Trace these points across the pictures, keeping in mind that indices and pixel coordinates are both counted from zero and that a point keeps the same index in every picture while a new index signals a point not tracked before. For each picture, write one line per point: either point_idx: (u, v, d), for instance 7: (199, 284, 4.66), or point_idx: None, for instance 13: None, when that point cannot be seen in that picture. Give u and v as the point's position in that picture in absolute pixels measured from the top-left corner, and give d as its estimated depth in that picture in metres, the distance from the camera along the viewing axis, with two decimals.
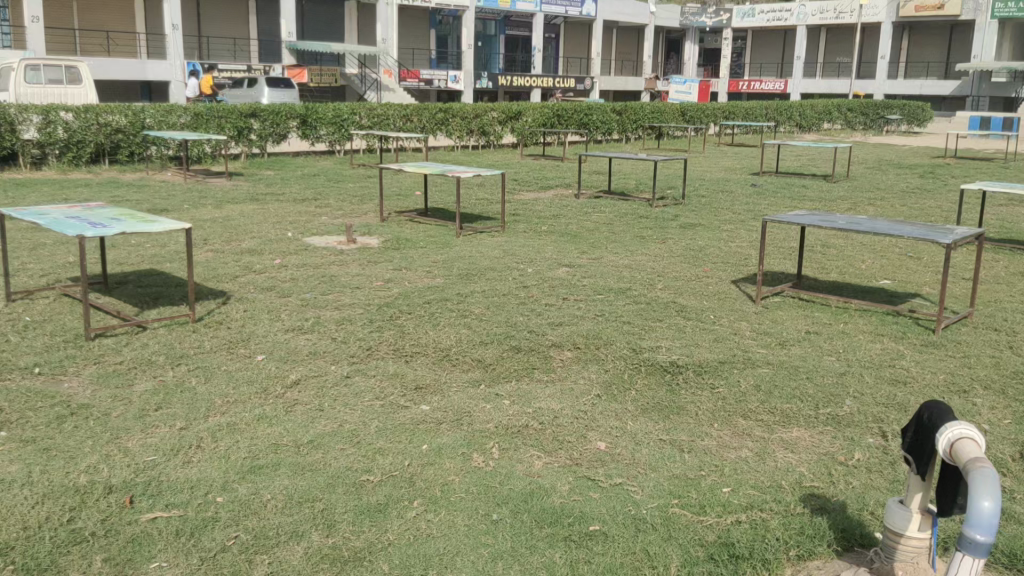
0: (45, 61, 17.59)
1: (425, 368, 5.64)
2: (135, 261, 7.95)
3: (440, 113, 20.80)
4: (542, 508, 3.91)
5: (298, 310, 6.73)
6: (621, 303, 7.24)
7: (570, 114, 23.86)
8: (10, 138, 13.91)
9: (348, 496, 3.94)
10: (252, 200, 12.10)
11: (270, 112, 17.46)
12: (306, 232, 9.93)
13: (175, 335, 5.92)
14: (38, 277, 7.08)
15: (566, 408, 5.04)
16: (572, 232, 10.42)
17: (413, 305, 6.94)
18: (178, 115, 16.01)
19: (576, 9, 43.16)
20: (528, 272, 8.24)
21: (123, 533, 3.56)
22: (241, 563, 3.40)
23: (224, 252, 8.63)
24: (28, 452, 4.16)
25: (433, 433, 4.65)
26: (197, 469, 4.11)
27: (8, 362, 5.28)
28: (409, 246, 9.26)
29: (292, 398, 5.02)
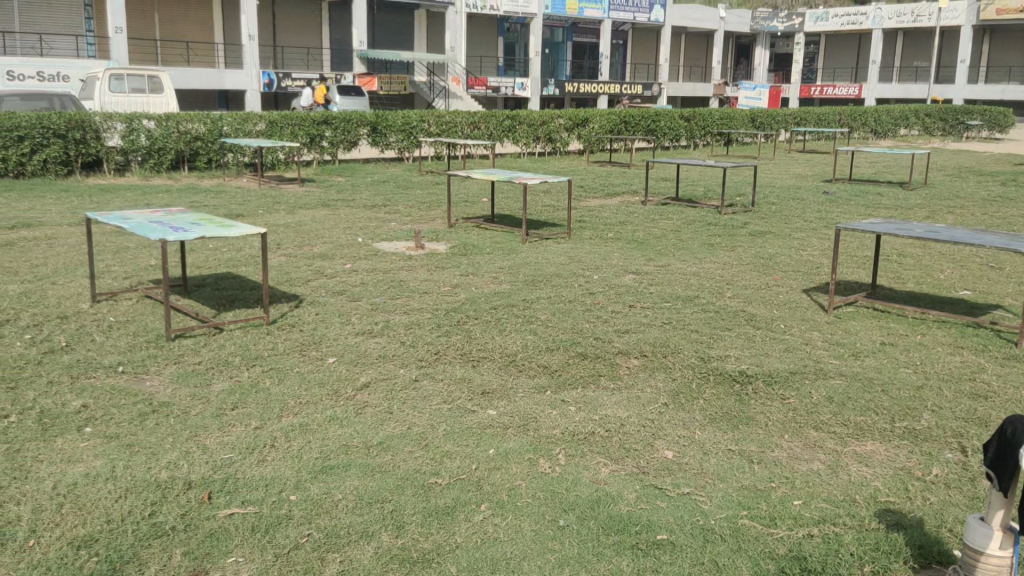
0: (129, 71, 18.23)
1: (491, 372, 5.69)
2: (212, 264, 8.20)
3: (507, 120, 20.94)
4: (608, 515, 3.90)
5: (368, 313, 6.85)
6: (689, 311, 7.18)
7: (638, 120, 23.74)
8: (95, 145, 14.44)
9: (417, 497, 3.99)
10: (324, 205, 12.37)
11: (341, 120, 17.84)
12: (376, 237, 10.11)
13: (251, 337, 6.09)
14: (122, 279, 7.36)
15: (633, 416, 5.02)
16: (639, 239, 10.38)
17: (481, 310, 7.01)
18: (253, 123, 16.45)
19: (645, 16, 42.96)
20: (594, 278, 8.24)
21: (201, 527, 3.67)
22: (313, 561, 3.48)
23: (297, 257, 8.84)
24: (113, 448, 4.33)
25: (499, 437, 4.69)
26: (271, 468, 4.21)
27: (93, 361, 5.49)
28: (476, 251, 9.34)
29: (362, 400, 5.12)
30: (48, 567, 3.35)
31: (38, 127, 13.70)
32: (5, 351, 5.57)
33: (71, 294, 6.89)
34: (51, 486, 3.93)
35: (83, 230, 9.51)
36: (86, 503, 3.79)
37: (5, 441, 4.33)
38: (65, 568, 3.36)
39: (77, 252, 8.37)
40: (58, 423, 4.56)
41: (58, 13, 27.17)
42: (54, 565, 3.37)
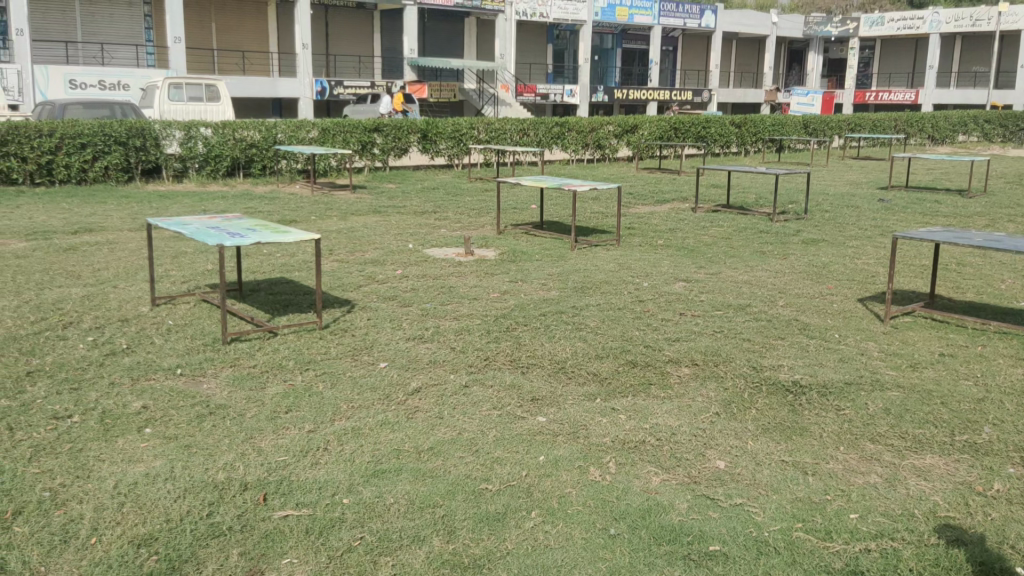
0: (187, 80, 18.67)
1: (541, 379, 5.68)
2: (267, 269, 8.36)
3: (557, 127, 21.00)
4: (660, 525, 3.88)
5: (419, 318, 6.91)
6: (741, 320, 7.10)
7: (688, 127, 23.61)
8: (155, 152, 14.79)
9: (467, 503, 4.01)
10: (375, 212, 12.49)
11: (393, 127, 18.02)
12: (426, 243, 10.18)
13: (304, 341, 6.17)
14: (180, 284, 7.52)
15: (684, 425, 4.97)
16: (690, 246, 10.30)
17: (530, 317, 7.01)
18: (306, 130, 16.73)
19: (696, 22, 42.65)
20: (644, 286, 8.19)
21: (256, 529, 3.74)
22: (366, 564, 3.53)
23: (349, 262, 8.95)
24: (172, 448, 4.43)
25: (550, 445, 4.68)
26: (325, 470, 4.27)
27: (153, 363, 5.63)
28: (526, 258, 9.34)
29: (413, 405, 5.15)
30: (109, 564, 3.44)
31: (100, 135, 14.08)
32: (70, 352, 5.73)
33: (132, 298, 7.07)
34: (113, 484, 4.02)
35: (142, 235, 9.75)
36: (146, 503, 3.88)
37: (69, 440, 4.46)
38: (125, 566, 3.44)
39: (137, 257, 8.58)
40: (119, 424, 4.68)
41: (120, 24, 27.91)
42: (116, 562, 3.45)
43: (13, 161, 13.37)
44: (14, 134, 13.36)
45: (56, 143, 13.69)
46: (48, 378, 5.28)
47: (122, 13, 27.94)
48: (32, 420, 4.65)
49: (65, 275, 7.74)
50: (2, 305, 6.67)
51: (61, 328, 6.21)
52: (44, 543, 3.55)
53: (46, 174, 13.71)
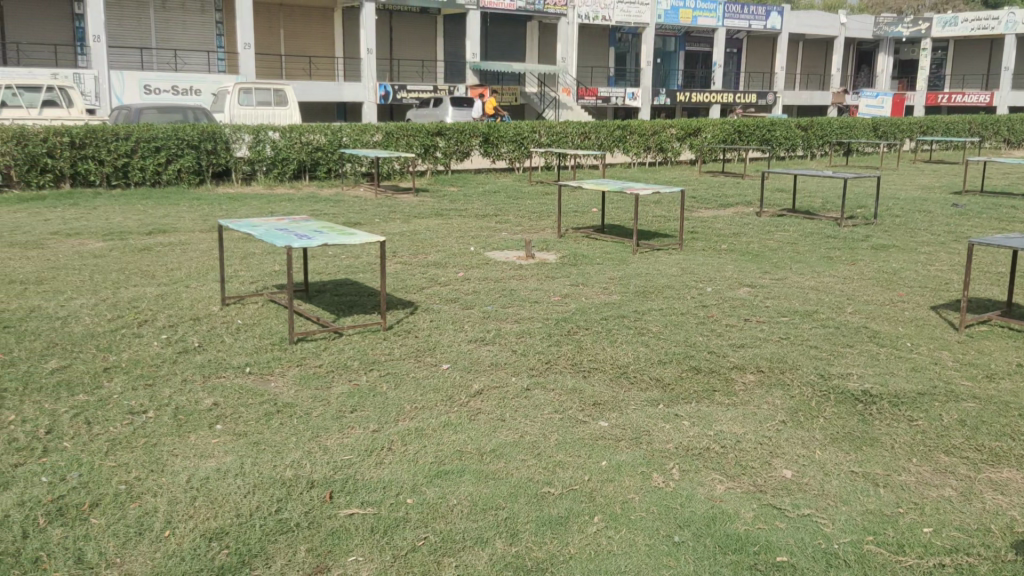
0: (256, 85, 19.08)
1: (602, 384, 5.65)
2: (332, 271, 8.50)
3: (619, 130, 20.89)
4: (726, 533, 3.82)
5: (480, 321, 6.94)
6: (807, 326, 6.96)
7: (753, 130, 23.26)
8: (226, 155, 15.13)
9: (530, 506, 4.01)
10: (437, 215, 12.57)
11: (455, 131, 18.12)
12: (487, 246, 10.21)
13: (368, 342, 6.26)
14: (248, 284, 7.69)
15: (750, 433, 4.89)
16: (754, 251, 10.14)
17: (591, 320, 6.99)
18: (371, 134, 16.93)
19: (761, 23, 41.92)
20: (708, 291, 8.09)
21: (323, 526, 3.79)
22: (430, 564, 3.56)
23: (412, 265, 9.04)
24: (242, 445, 4.53)
25: (611, 449, 4.65)
26: (388, 470, 4.32)
27: (223, 361, 5.77)
28: (587, 262, 9.32)
29: (476, 407, 5.19)
30: (182, 557, 3.52)
31: (173, 139, 14.47)
32: (145, 350, 5.90)
33: (203, 297, 7.26)
34: (185, 479, 4.13)
35: (213, 236, 10.00)
36: (218, 497, 3.98)
37: (145, 435, 4.59)
38: (197, 558, 3.53)
39: (208, 258, 8.81)
40: (191, 420, 4.80)
41: (192, 31, 28.69)
42: (189, 555, 3.53)
43: (90, 163, 13.78)
44: (91, 137, 13.76)
45: (131, 147, 14.10)
46: (124, 374, 5.45)
47: (195, 20, 28.71)
48: (110, 415, 4.80)
49: (140, 275, 7.99)
50: (82, 303, 6.91)
51: (137, 326, 6.41)
52: (120, 534, 3.65)
53: (122, 176, 14.13)
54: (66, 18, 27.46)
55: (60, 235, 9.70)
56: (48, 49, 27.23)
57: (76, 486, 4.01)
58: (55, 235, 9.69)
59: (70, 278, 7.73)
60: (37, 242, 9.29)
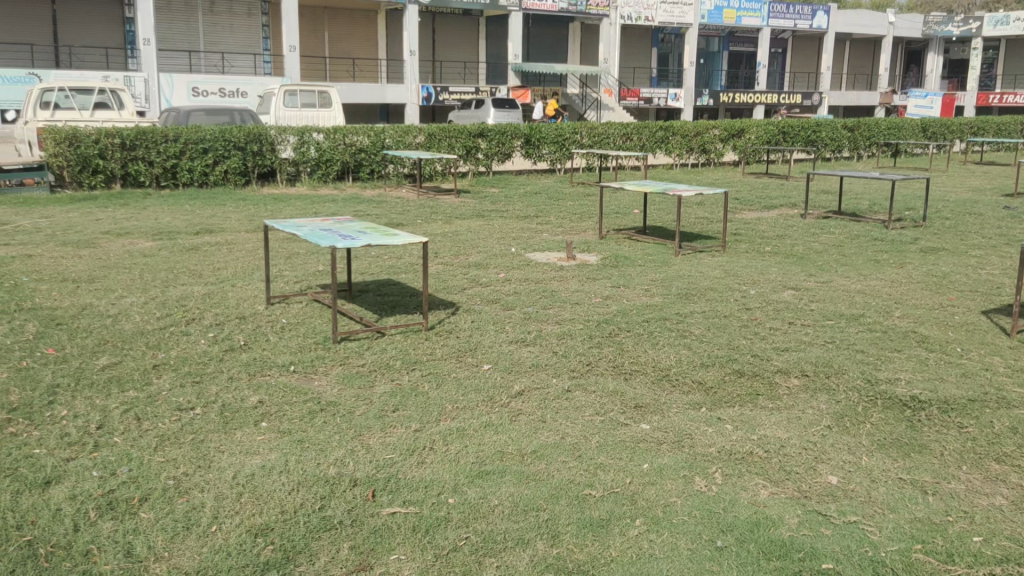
0: (301, 87, 19.31)
1: (644, 387, 5.62)
2: (375, 271, 8.57)
3: (661, 130, 20.75)
4: (770, 539, 3.78)
5: (521, 322, 6.95)
6: (854, 330, 6.85)
7: (798, 131, 22.97)
8: (271, 157, 15.35)
9: (571, 508, 4.00)
10: (479, 216, 12.60)
11: (497, 132, 18.16)
12: (529, 247, 10.21)
13: (411, 342, 6.30)
14: (292, 283, 7.80)
15: (794, 438, 4.83)
16: (799, 254, 10.00)
17: (633, 323, 6.95)
18: (413, 135, 17.05)
19: (807, 22, 41.33)
20: (751, 293, 8.00)
21: (366, 524, 3.83)
22: (471, 564, 3.57)
23: (454, 265, 9.08)
24: (286, 443, 4.58)
25: (653, 453, 4.62)
26: (430, 470, 4.34)
27: (268, 359, 5.84)
28: (629, 263, 9.28)
29: (516, 408, 5.19)
30: (229, 552, 3.57)
31: (221, 141, 14.69)
32: (192, 347, 6.01)
33: (249, 296, 7.37)
34: (232, 475, 4.19)
35: (258, 237, 10.13)
36: (263, 493, 4.04)
37: (192, 431, 4.68)
38: (243, 553, 3.58)
39: (254, 257, 8.93)
40: (238, 417, 4.87)
41: (239, 34, 29.16)
42: (235, 550, 3.59)
43: (140, 164, 14.07)
44: (141, 138, 14.03)
45: (180, 148, 14.36)
46: (173, 371, 5.55)
47: (242, 23, 29.18)
48: (158, 412, 4.89)
49: (187, 274, 8.12)
50: (133, 301, 7.06)
51: (185, 324, 6.52)
52: (168, 529, 3.72)
53: (171, 178, 14.40)
54: (117, 23, 28.09)
55: (112, 235, 9.91)
56: (100, 52, 27.88)
57: (126, 481, 4.09)
58: (106, 235, 9.89)
59: (120, 277, 7.89)
60: (89, 241, 9.50)
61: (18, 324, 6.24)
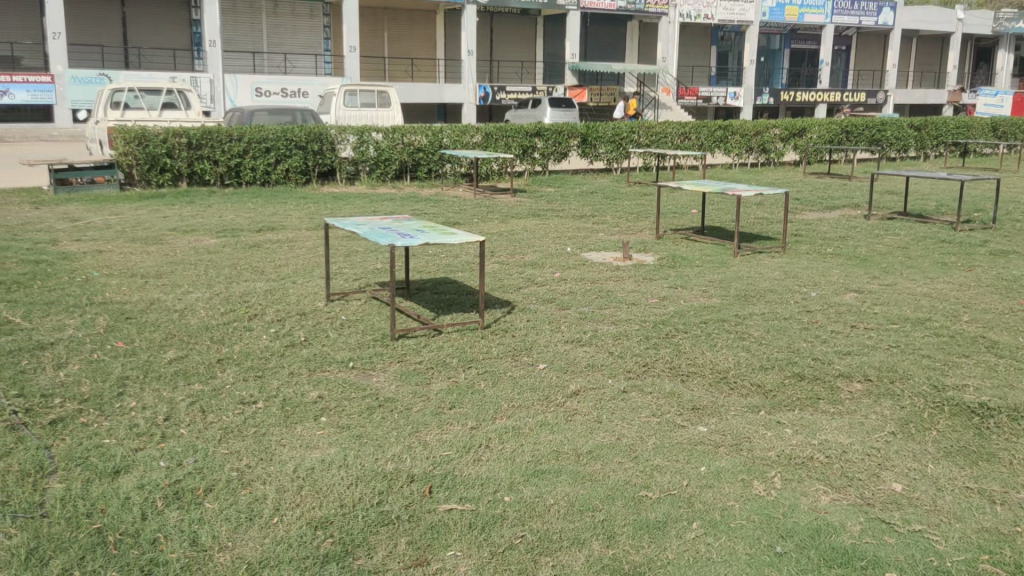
0: (361, 87, 19.55)
1: (701, 389, 5.56)
2: (432, 269, 8.63)
3: (720, 130, 20.48)
4: (832, 546, 3.71)
5: (577, 322, 6.94)
6: (920, 334, 6.68)
7: (862, 130, 22.48)
8: (331, 156, 15.59)
9: (628, 509, 3.98)
10: (535, 216, 12.60)
11: (554, 131, 18.14)
12: (585, 247, 10.18)
13: (467, 340, 6.34)
14: (352, 280, 7.91)
15: (857, 444, 4.73)
16: (863, 255, 9.78)
17: (690, 324, 6.88)
18: (471, 135, 17.11)
19: (873, 19, 40.40)
20: (812, 295, 7.86)
21: (423, 520, 3.87)
22: (527, 563, 3.58)
23: (509, 264, 9.10)
24: (345, 438, 4.65)
25: (711, 455, 4.58)
26: (486, 468, 4.36)
27: (328, 355, 5.94)
28: (686, 264, 9.18)
29: (572, 408, 5.18)
30: (290, 543, 3.64)
31: (283, 140, 14.96)
32: (255, 342, 6.14)
33: (310, 293, 7.49)
34: (293, 468, 4.27)
35: (318, 234, 10.29)
36: (323, 487, 4.10)
37: (254, 424, 4.78)
38: (304, 545, 3.64)
39: (314, 255, 9.08)
40: (298, 412, 4.97)
41: (302, 34, 29.66)
42: (296, 542, 3.65)
43: (205, 163, 14.39)
44: (207, 138, 14.36)
45: (243, 147, 14.65)
46: (236, 365, 5.68)
47: (304, 24, 29.68)
48: (222, 405, 5.01)
49: (250, 271, 8.29)
50: (198, 297, 7.23)
51: (247, 319, 6.67)
52: (232, 519, 3.80)
53: (235, 176, 14.71)
54: (185, 25, 28.82)
55: (178, 232, 10.16)
56: (168, 53, 28.65)
57: (191, 471, 4.20)
58: (173, 232, 10.16)
59: (186, 273, 8.09)
60: (156, 238, 9.76)
61: (89, 318, 6.44)
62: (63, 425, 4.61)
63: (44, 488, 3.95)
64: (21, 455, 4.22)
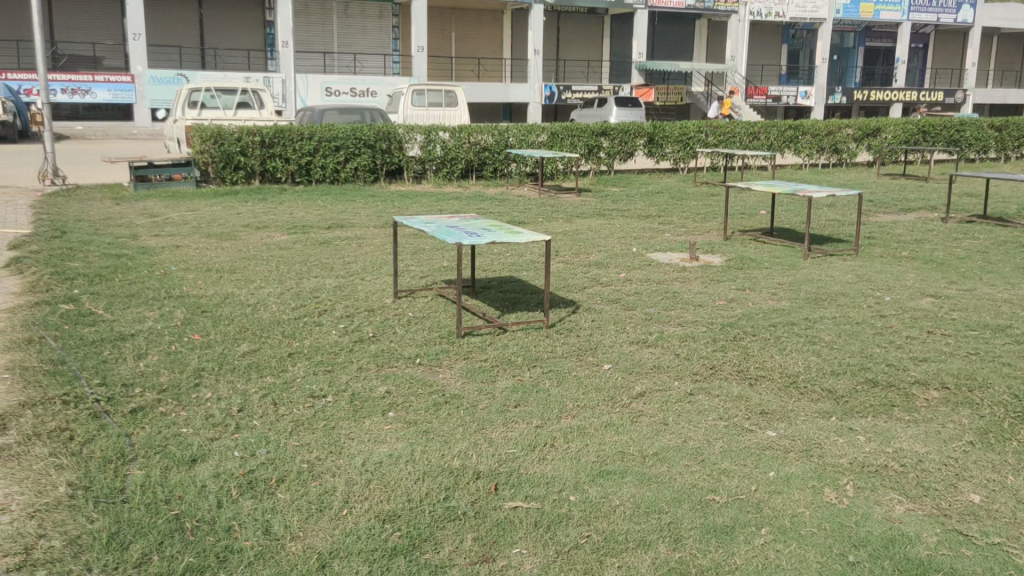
0: (429, 87, 19.73)
1: (771, 393, 5.46)
2: (497, 268, 8.67)
3: (790, 130, 20.08)
4: (906, 557, 3.61)
5: (642, 323, 6.88)
6: (1000, 342, 6.45)
7: (939, 130, 21.80)
8: (398, 155, 15.77)
9: (694, 513, 3.93)
10: (600, 215, 12.54)
11: (620, 130, 18.02)
12: (651, 248, 10.09)
13: (532, 338, 6.35)
14: (419, 278, 7.99)
15: (933, 453, 4.59)
16: (940, 259, 9.49)
17: (759, 327, 6.76)
18: (536, 134, 17.10)
19: (951, 16, 39.15)
20: (887, 299, 7.66)
21: (489, 517, 3.88)
22: (593, 563, 3.57)
23: (575, 264, 9.07)
24: (412, 433, 4.70)
25: (780, 460, 4.50)
26: (552, 467, 4.36)
27: (396, 351, 6.01)
28: (754, 266, 9.03)
29: (638, 409, 5.14)
30: (359, 535, 3.70)
31: (352, 139, 15.19)
32: (324, 337, 6.25)
33: (378, 290, 7.59)
34: (361, 462, 4.33)
35: (386, 232, 10.42)
36: (391, 481, 4.15)
37: (324, 417, 4.87)
38: (372, 538, 3.69)
39: (382, 252, 9.20)
40: (366, 406, 5.04)
41: (371, 35, 30.07)
42: (365, 534, 3.71)
43: (277, 161, 14.71)
44: (280, 137, 14.68)
45: (314, 146, 14.90)
46: (306, 359, 5.79)
47: (374, 24, 30.08)
48: (293, 397, 5.11)
49: (320, 267, 8.44)
50: (270, 292, 7.39)
51: (317, 314, 6.80)
52: (304, 510, 3.88)
53: (305, 175, 15.00)
54: (258, 25, 29.52)
55: (251, 228, 10.41)
56: (242, 54, 29.37)
57: (264, 462, 4.30)
58: (246, 228, 10.40)
59: (259, 268, 8.28)
60: (231, 234, 10.02)
61: (167, 311, 6.64)
62: (143, 414, 4.77)
63: (125, 475, 4.08)
64: (103, 442, 4.37)
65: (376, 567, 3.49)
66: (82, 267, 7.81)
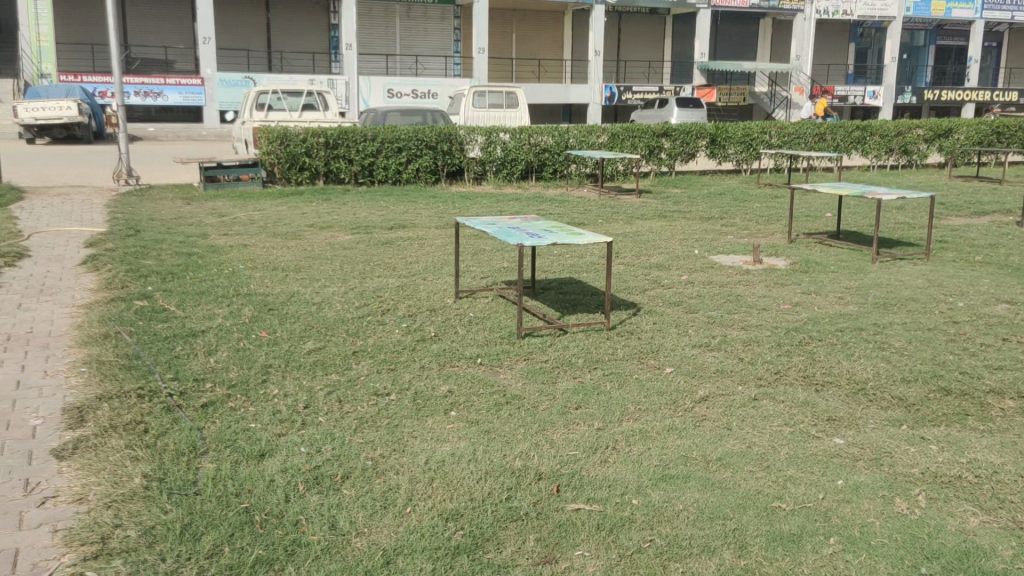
0: (489, 88, 19.80)
1: (837, 399, 5.34)
2: (558, 269, 8.66)
3: (858, 130, 19.63)
4: (981, 570, 3.51)
5: (705, 326, 6.80)
6: None
7: (1014, 131, 21.09)
8: (459, 155, 15.85)
9: (760, 519, 3.87)
10: (661, 217, 12.45)
11: (682, 130, 17.85)
12: (713, 249, 9.98)
13: (593, 340, 6.32)
14: (479, 278, 8.03)
15: (1010, 464, 4.43)
16: (1015, 265, 9.18)
17: (824, 331, 6.63)
18: (597, 135, 17.04)
19: None
20: (960, 305, 7.44)
21: (551, 518, 3.87)
22: (657, 567, 3.53)
23: (635, 266, 9.02)
24: (474, 432, 4.73)
25: (849, 468, 4.39)
26: (614, 470, 4.33)
27: (456, 351, 6.05)
28: (819, 269, 8.86)
29: (701, 414, 5.08)
30: (423, 533, 3.72)
31: (414, 140, 15.33)
32: (388, 336, 6.32)
33: (438, 290, 7.64)
34: (424, 460, 4.37)
35: (448, 232, 10.50)
36: (453, 480, 4.18)
37: (387, 415, 4.92)
38: (435, 536, 3.71)
39: (443, 253, 9.27)
40: (429, 405, 5.08)
41: (433, 36, 30.32)
42: (428, 532, 3.73)
43: (341, 162, 14.95)
44: (344, 138, 14.90)
45: (377, 147, 15.09)
46: (370, 357, 5.86)
47: (436, 26, 30.34)
48: (357, 395, 5.18)
49: (383, 266, 8.54)
50: (334, 290, 7.50)
51: (380, 314, 6.87)
52: (368, 506, 3.92)
53: (368, 175, 15.21)
54: (323, 29, 30.04)
55: (315, 228, 10.59)
56: (307, 57, 29.92)
57: (330, 458, 4.36)
58: (311, 228, 10.59)
59: (323, 267, 8.42)
60: (296, 233, 10.20)
61: (236, 308, 6.79)
62: (214, 408, 4.88)
63: (197, 467, 4.18)
64: (176, 435, 4.48)
65: (439, 565, 3.51)
66: (155, 265, 8.05)
